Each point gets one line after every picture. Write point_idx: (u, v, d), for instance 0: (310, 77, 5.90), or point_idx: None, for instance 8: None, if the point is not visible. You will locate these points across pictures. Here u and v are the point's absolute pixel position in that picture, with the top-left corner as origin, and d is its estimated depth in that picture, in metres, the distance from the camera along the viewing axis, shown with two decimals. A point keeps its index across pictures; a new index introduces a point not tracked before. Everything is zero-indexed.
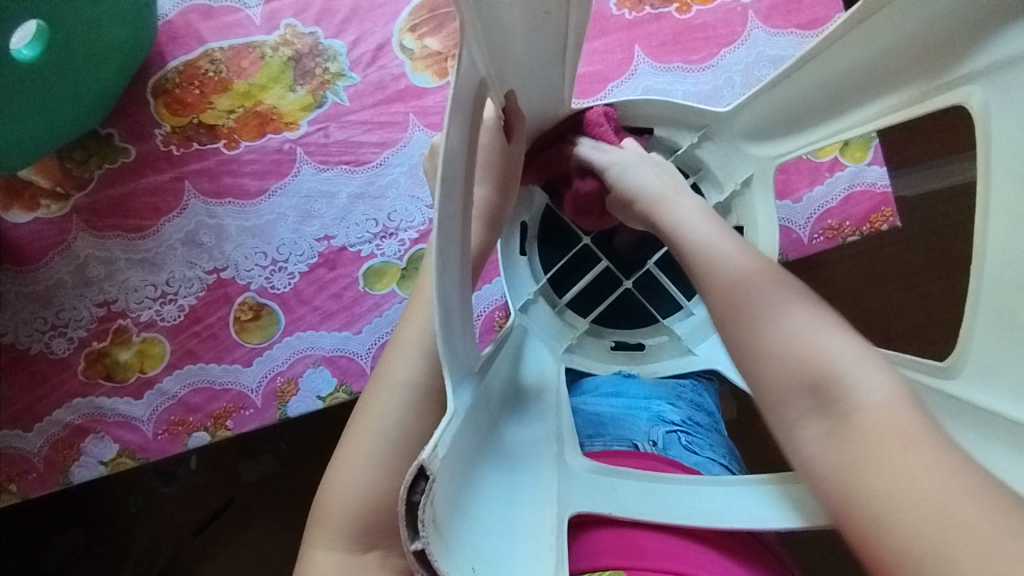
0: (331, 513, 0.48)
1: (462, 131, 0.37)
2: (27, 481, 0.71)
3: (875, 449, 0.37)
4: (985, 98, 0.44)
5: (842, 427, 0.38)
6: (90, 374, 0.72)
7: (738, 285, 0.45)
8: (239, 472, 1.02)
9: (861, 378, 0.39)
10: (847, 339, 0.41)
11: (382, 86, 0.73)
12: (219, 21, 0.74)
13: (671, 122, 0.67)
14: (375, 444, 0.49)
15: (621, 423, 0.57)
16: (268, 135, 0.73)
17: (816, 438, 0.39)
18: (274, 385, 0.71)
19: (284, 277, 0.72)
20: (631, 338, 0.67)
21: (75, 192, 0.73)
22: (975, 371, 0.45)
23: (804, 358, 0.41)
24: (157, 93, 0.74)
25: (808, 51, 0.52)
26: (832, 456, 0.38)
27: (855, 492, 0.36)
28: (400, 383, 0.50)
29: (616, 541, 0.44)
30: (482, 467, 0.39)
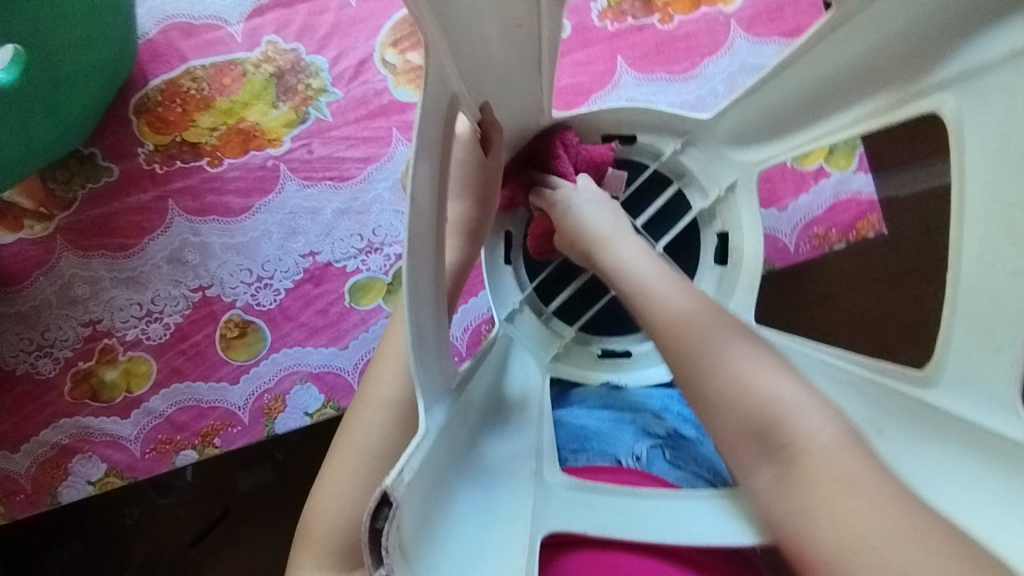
0: (317, 532, 0.48)
1: (432, 151, 0.37)
2: (15, 502, 0.71)
3: (817, 496, 0.39)
4: (957, 106, 0.45)
5: (788, 475, 0.40)
6: (77, 394, 0.72)
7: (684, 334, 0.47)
8: (233, 486, 1.02)
9: (805, 421, 0.41)
10: (792, 385, 0.43)
11: (365, 101, 0.73)
12: (200, 39, 0.74)
13: (655, 128, 0.66)
14: (363, 460, 0.48)
15: (605, 437, 0.56)
16: (251, 152, 0.73)
17: (766, 484, 0.41)
18: (261, 402, 0.71)
19: (269, 294, 0.72)
20: (619, 346, 0.66)
21: (59, 212, 0.73)
22: (954, 380, 0.44)
23: (745, 407, 0.43)
24: (140, 112, 0.74)
25: (784, 59, 0.52)
26: (782, 503, 0.40)
27: (806, 538, 0.38)
28: (387, 399, 0.50)
29: (598, 561, 0.44)
30: (458, 484, 0.38)
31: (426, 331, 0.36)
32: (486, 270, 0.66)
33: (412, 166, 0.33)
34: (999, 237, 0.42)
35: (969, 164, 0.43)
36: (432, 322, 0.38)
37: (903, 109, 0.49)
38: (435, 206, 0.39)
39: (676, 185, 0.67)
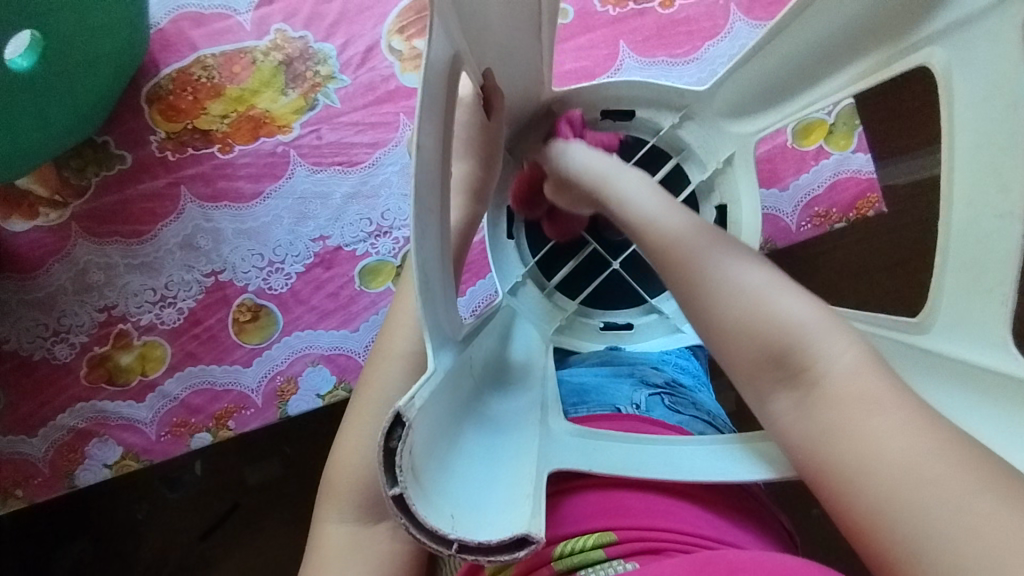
0: (340, 486, 0.50)
1: (437, 112, 0.39)
2: (33, 486, 0.72)
3: (837, 416, 0.39)
4: (945, 58, 0.47)
5: (808, 395, 0.41)
6: (93, 378, 0.73)
7: (694, 274, 0.47)
8: (244, 475, 1.03)
9: (824, 342, 0.42)
10: (805, 304, 0.44)
11: (373, 87, 0.74)
12: (210, 28, 0.75)
13: (652, 103, 0.67)
14: (381, 416, 0.50)
15: (604, 390, 0.58)
16: (261, 138, 0.74)
17: (786, 407, 0.42)
18: (274, 384, 0.73)
19: (281, 277, 0.73)
20: (620, 319, 0.68)
21: (73, 200, 0.74)
22: (944, 324, 0.46)
23: (764, 331, 0.43)
24: (152, 101, 0.75)
25: (777, 23, 0.54)
26: (799, 424, 0.41)
27: (832, 457, 0.39)
28: (402, 352, 0.52)
29: (602, 503, 0.47)
30: (463, 424, 0.39)
31: (431, 279, 0.38)
32: (489, 243, 0.67)
33: (420, 119, 0.35)
34: (991, 194, 0.44)
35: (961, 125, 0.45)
36: (437, 273, 0.40)
37: (896, 63, 0.51)
38: (441, 165, 0.41)
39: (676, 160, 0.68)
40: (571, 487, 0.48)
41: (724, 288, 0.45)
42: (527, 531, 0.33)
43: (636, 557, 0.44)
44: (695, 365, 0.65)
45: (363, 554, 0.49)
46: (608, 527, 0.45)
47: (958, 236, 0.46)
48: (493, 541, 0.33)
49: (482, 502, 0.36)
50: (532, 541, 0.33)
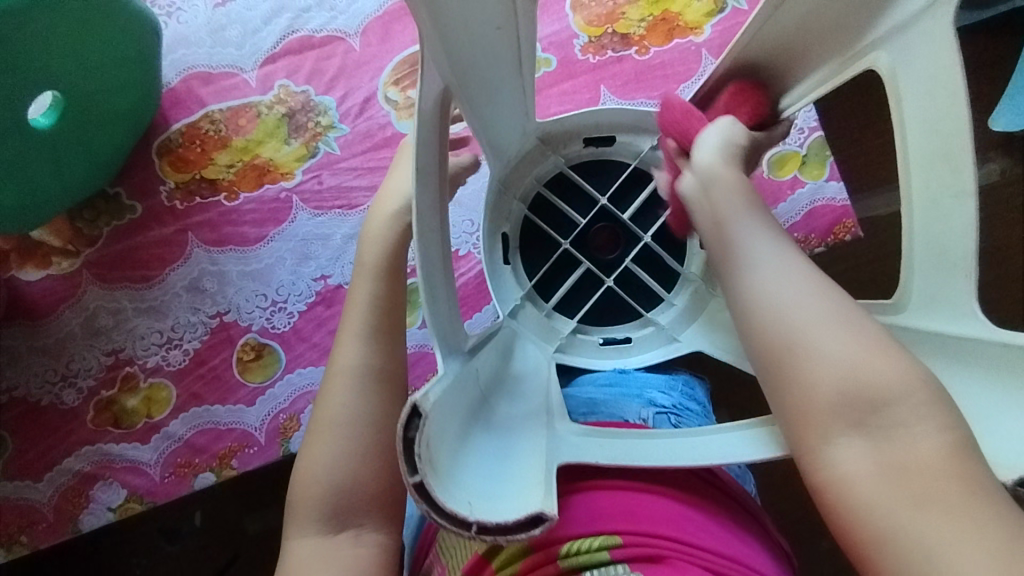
0: (303, 501, 0.51)
1: (433, 143, 0.44)
2: (37, 532, 0.73)
3: (915, 484, 0.39)
4: (891, 67, 0.50)
5: (889, 456, 0.40)
6: (99, 421, 0.74)
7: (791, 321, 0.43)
8: (244, 524, 1.03)
9: (914, 411, 0.40)
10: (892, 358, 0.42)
11: (370, 134, 0.79)
12: (218, 85, 0.80)
13: (632, 128, 0.70)
14: (335, 431, 0.52)
15: (614, 405, 0.64)
16: (265, 185, 0.78)
17: (855, 458, 0.41)
18: (277, 422, 0.74)
19: (284, 316, 0.76)
20: (617, 334, 0.69)
21: (84, 248, 0.77)
22: (919, 302, 0.49)
23: (849, 387, 0.41)
24: (162, 153, 0.79)
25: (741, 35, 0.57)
26: (869, 482, 0.40)
27: (897, 524, 0.38)
28: (350, 367, 0.53)
29: (615, 507, 0.48)
30: (472, 427, 0.43)
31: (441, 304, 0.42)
32: (488, 271, 0.69)
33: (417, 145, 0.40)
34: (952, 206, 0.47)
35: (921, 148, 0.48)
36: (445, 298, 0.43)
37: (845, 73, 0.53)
38: (438, 189, 0.44)
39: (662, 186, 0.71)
40: (578, 491, 0.49)
41: (820, 337, 0.43)
42: (540, 510, 0.37)
43: (637, 564, 0.46)
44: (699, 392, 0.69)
45: (329, 566, 0.49)
46: (617, 530, 0.47)
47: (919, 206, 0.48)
48: (510, 520, 0.36)
49: (494, 492, 0.39)
50: (546, 518, 0.36)
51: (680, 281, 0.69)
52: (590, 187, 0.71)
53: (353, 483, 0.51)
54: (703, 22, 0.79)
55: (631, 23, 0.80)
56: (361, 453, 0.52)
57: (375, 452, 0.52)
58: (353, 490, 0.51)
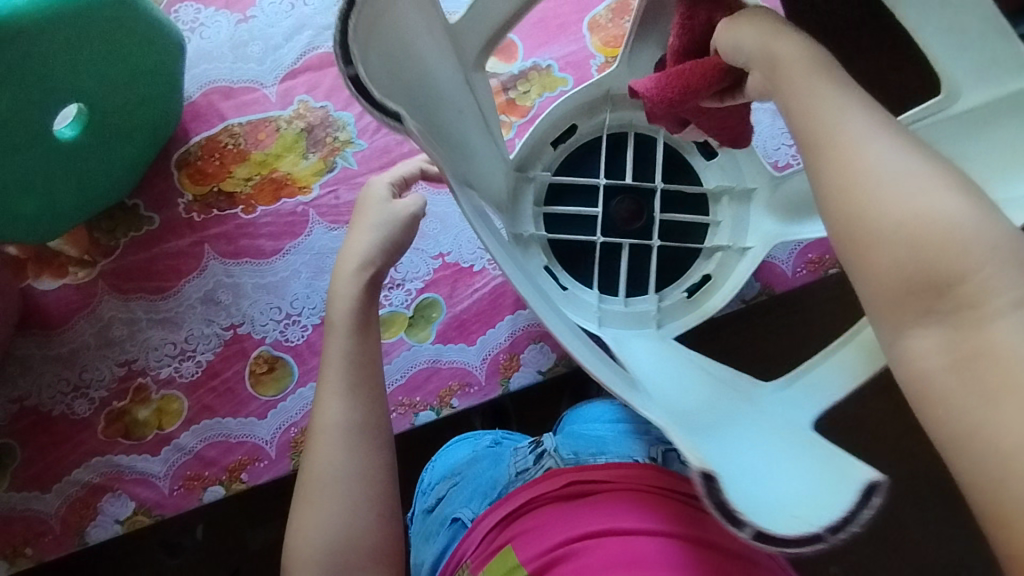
0: (298, 563, 0.51)
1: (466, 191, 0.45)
2: (43, 544, 0.72)
3: (1011, 375, 0.29)
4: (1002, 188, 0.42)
5: (964, 347, 0.30)
6: (110, 432, 0.74)
7: (853, 178, 0.33)
8: (247, 539, 1.02)
9: (1001, 278, 0.30)
10: (978, 214, 0.31)
11: (388, 150, 0.79)
12: (238, 100, 0.81)
13: (583, 106, 0.67)
14: (323, 493, 0.52)
15: (621, 443, 0.62)
16: (283, 199, 0.78)
17: (934, 345, 0.31)
18: (288, 436, 0.74)
19: (297, 330, 0.76)
20: (688, 283, 0.66)
21: (101, 259, 0.78)
22: None
23: (926, 251, 0.31)
24: (181, 166, 0.80)
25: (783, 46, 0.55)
26: (953, 379, 0.31)
27: (978, 422, 0.29)
28: (332, 427, 0.53)
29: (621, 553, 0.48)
30: (715, 433, 0.42)
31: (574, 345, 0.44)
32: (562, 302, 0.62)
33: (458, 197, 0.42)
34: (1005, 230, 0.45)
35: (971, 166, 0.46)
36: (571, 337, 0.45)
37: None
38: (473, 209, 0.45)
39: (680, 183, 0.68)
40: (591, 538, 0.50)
41: (890, 192, 0.32)
42: (873, 481, 0.35)
43: None
44: None
45: None
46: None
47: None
48: (836, 519, 0.35)
49: (802, 487, 0.37)
50: (881, 486, 0.35)
51: (710, 200, 0.67)
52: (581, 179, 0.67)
53: (349, 539, 0.51)
54: None
55: None
56: (351, 509, 0.51)
57: (366, 507, 0.52)
58: (348, 548, 0.51)
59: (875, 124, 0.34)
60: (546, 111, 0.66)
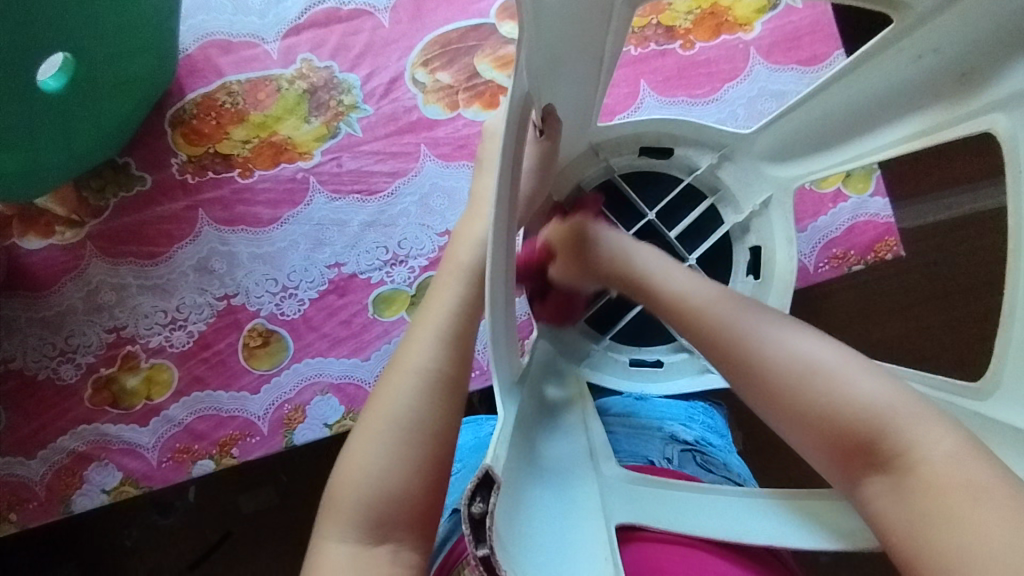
0: (349, 486, 0.48)
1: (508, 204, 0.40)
2: (28, 510, 0.70)
3: (937, 500, 0.39)
4: (1010, 126, 0.44)
5: (903, 482, 0.41)
6: (97, 400, 0.71)
7: (764, 370, 0.48)
8: (239, 504, 1.00)
9: (916, 427, 0.42)
10: (877, 381, 0.45)
11: (395, 117, 0.75)
12: (237, 55, 0.76)
13: (693, 142, 0.67)
14: (391, 429, 0.49)
15: (635, 441, 0.61)
16: (282, 164, 0.74)
17: (882, 492, 0.41)
18: (281, 412, 0.71)
19: (294, 303, 0.73)
20: (745, 268, 0.68)
21: (89, 219, 0.74)
22: (1008, 394, 0.43)
23: (839, 416, 0.44)
24: (175, 124, 0.76)
25: (830, 76, 0.54)
26: (894, 506, 0.40)
27: (899, 525, 0.40)
28: (418, 367, 0.51)
29: (638, 561, 0.45)
30: None
31: (678, 520, 0.45)
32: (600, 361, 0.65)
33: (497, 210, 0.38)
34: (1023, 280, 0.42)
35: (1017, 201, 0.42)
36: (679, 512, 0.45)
37: (947, 129, 0.49)
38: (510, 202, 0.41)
39: (710, 200, 0.69)
40: (630, 541, 0.46)
41: (799, 374, 0.46)
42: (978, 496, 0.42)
43: None
44: (719, 422, 0.66)
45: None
46: None
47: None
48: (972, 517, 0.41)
49: None
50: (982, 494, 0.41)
51: (722, 208, 0.68)
52: (636, 200, 0.70)
53: (400, 496, 0.48)
54: (753, 18, 0.75)
55: (677, 15, 0.75)
56: (419, 464, 0.49)
57: (427, 462, 0.49)
58: (402, 503, 0.48)
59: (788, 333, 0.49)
60: (620, 127, 0.67)
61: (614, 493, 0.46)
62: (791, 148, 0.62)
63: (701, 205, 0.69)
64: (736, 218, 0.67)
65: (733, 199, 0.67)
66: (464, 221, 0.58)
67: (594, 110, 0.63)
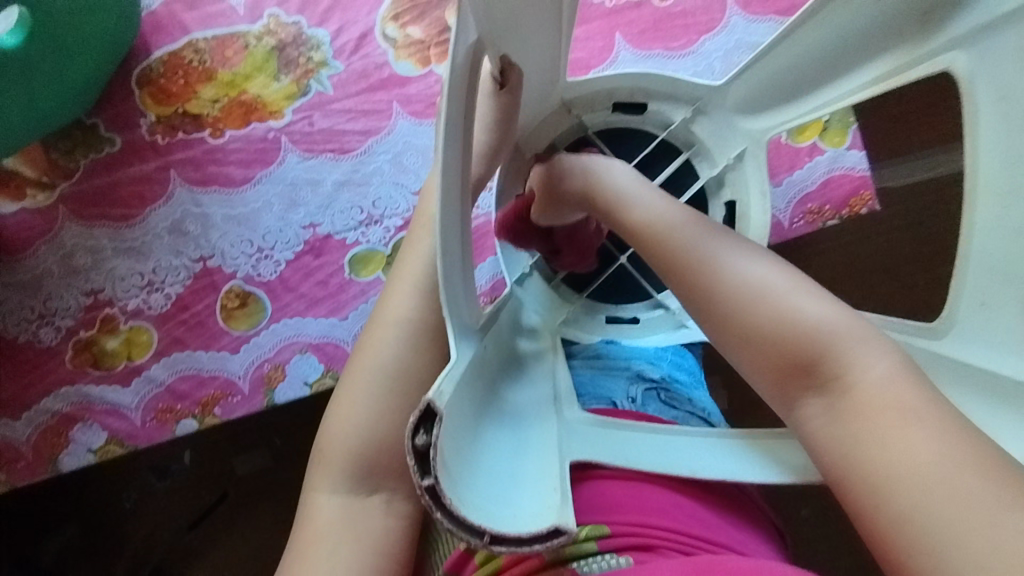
0: (340, 439, 0.49)
1: (461, 150, 0.40)
2: (16, 470, 0.71)
3: (867, 424, 0.40)
4: (969, 65, 0.45)
5: (838, 404, 0.42)
6: (78, 362, 0.72)
7: (725, 301, 0.47)
8: (233, 465, 1.02)
9: (854, 349, 0.43)
10: (820, 303, 0.45)
11: (366, 75, 0.74)
12: (203, 11, 0.75)
13: (666, 97, 0.67)
14: (373, 381, 0.50)
15: (601, 384, 0.59)
16: (252, 124, 0.73)
17: (816, 415, 0.42)
18: (261, 371, 0.71)
19: (270, 265, 0.73)
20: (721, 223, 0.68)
21: (61, 182, 0.74)
22: (963, 331, 0.46)
23: (785, 342, 0.44)
24: (143, 83, 0.74)
25: (794, 21, 0.54)
26: (832, 430, 0.41)
27: (834, 446, 0.41)
28: (398, 318, 0.52)
29: (596, 497, 0.46)
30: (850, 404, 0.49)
31: (643, 457, 0.46)
32: (571, 317, 0.67)
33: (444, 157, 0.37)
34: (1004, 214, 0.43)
35: (981, 143, 0.44)
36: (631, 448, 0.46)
37: (910, 71, 0.50)
38: (462, 147, 0.40)
39: (686, 154, 0.68)
40: (587, 479, 0.47)
41: (747, 299, 0.46)
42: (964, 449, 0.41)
43: (629, 551, 0.44)
44: (691, 362, 0.66)
45: (355, 528, 0.48)
46: (601, 521, 0.45)
47: (985, 186, 0.44)
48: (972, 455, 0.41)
49: None
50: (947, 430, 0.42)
51: (696, 160, 0.68)
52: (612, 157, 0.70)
53: (389, 445, 0.49)
54: None
55: None
56: (404, 413, 0.50)
57: (409, 409, 0.50)
58: (393, 452, 0.49)
59: (742, 256, 0.48)
60: (594, 81, 0.66)
61: (576, 436, 0.47)
62: (764, 98, 0.62)
63: (676, 160, 0.69)
64: (711, 173, 0.67)
65: (707, 153, 0.67)
66: (434, 175, 0.58)
67: (562, 61, 0.62)
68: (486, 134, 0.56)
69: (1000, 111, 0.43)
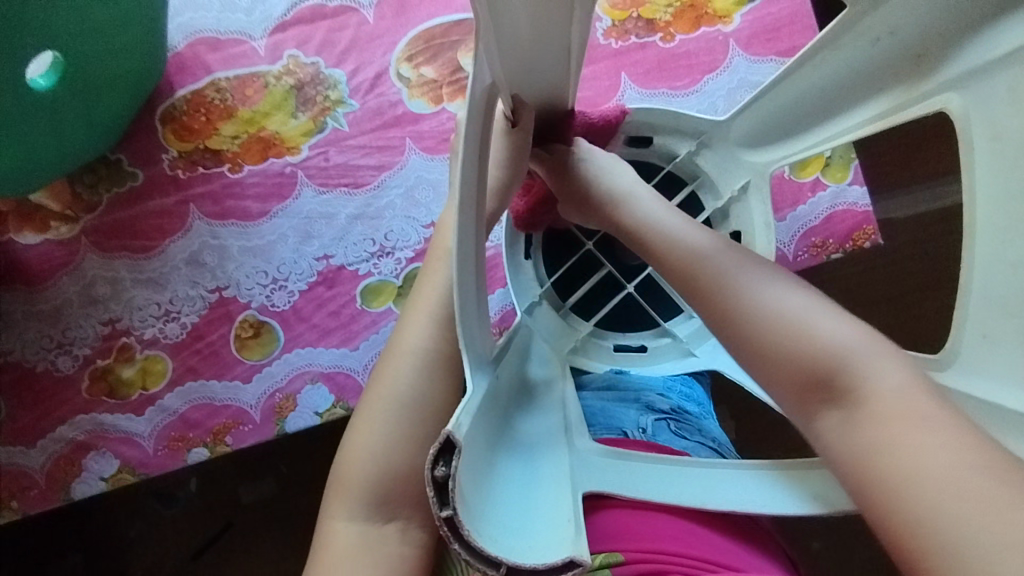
0: (356, 466, 0.50)
1: (476, 190, 0.42)
2: (28, 498, 0.72)
3: (882, 431, 0.42)
4: (963, 106, 0.47)
5: (855, 414, 0.43)
6: (93, 391, 0.73)
7: (742, 318, 0.48)
8: (239, 494, 1.02)
9: (869, 360, 0.45)
10: (830, 315, 0.47)
11: (380, 112, 0.76)
12: (225, 52, 0.78)
13: (672, 130, 0.69)
14: (389, 410, 0.51)
15: (611, 413, 0.60)
16: (270, 159, 0.76)
17: (834, 425, 0.44)
18: (273, 401, 0.72)
19: (284, 295, 0.74)
20: None
21: (84, 215, 0.76)
22: (964, 365, 0.47)
23: (801, 354, 0.46)
24: (166, 120, 0.77)
25: (800, 55, 0.55)
26: (849, 439, 0.43)
27: (853, 456, 0.43)
28: (413, 348, 0.53)
29: (608, 526, 0.47)
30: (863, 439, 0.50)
31: (656, 488, 0.47)
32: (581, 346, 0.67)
33: (461, 196, 0.39)
34: (1002, 249, 0.44)
35: (977, 181, 0.46)
36: (643, 479, 0.47)
37: (904, 110, 0.51)
38: (477, 186, 0.42)
39: (691, 186, 0.70)
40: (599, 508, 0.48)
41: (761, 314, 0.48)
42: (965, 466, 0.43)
43: None
44: (698, 391, 0.67)
45: (372, 555, 0.48)
46: (613, 549, 0.46)
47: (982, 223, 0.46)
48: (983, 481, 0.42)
49: None
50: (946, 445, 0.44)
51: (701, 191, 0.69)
52: None
53: (402, 474, 0.50)
54: (733, 10, 0.76)
55: (657, 8, 0.77)
56: (417, 442, 0.50)
57: (424, 437, 0.51)
58: (408, 480, 0.50)
59: (756, 272, 0.50)
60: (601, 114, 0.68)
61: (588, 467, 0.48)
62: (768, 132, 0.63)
63: (682, 192, 0.70)
64: (716, 204, 0.68)
65: (712, 185, 0.68)
66: (448, 210, 0.60)
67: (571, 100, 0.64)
68: (498, 170, 0.57)
69: (994, 150, 0.45)
